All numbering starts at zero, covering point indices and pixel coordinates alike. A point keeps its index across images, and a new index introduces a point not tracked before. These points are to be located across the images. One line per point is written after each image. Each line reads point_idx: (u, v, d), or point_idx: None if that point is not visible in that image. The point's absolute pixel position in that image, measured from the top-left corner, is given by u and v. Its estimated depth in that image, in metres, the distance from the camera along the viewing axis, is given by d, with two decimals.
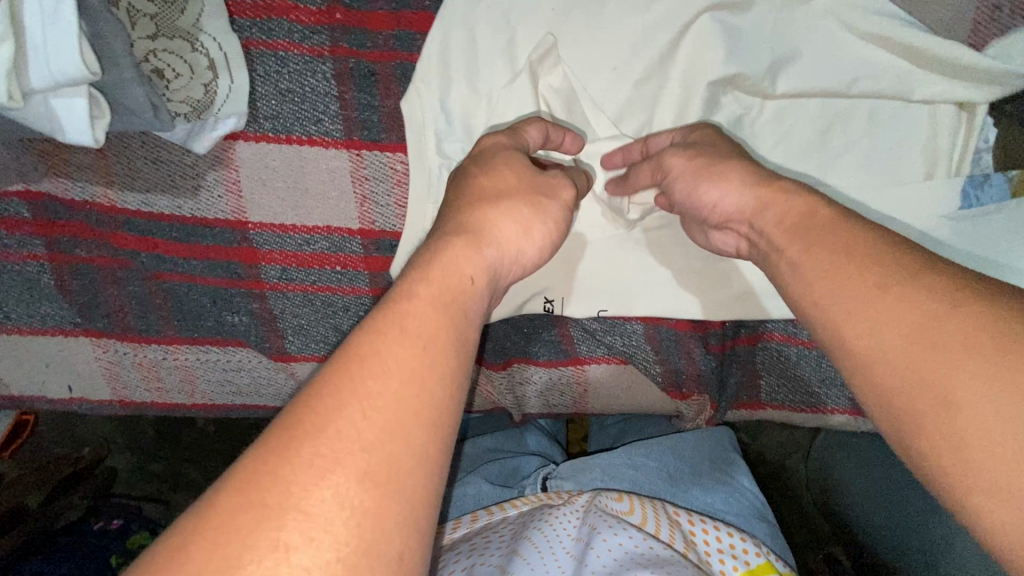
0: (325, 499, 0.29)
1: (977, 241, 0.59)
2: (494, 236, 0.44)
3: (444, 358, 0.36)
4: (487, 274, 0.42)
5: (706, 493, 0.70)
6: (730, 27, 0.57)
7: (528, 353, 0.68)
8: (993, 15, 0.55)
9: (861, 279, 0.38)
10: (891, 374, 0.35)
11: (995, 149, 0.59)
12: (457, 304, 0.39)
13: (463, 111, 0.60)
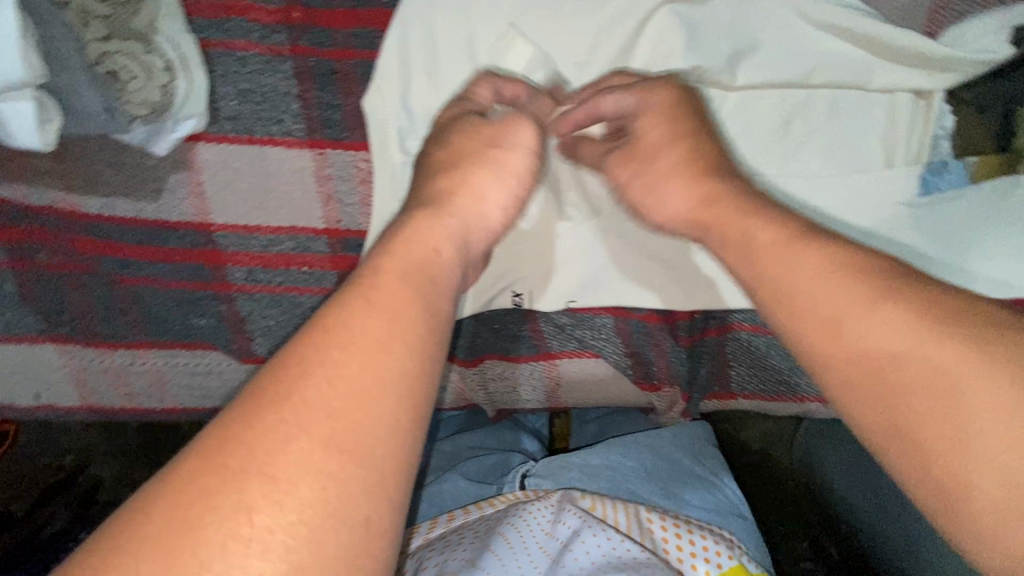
0: (291, 467, 0.29)
1: (927, 228, 0.62)
2: (460, 209, 0.45)
3: (413, 325, 0.35)
4: (456, 249, 0.42)
5: (684, 489, 0.71)
6: (689, 19, 0.58)
7: (500, 349, 0.68)
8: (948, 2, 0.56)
9: (813, 275, 0.37)
10: (870, 400, 0.33)
11: (953, 137, 0.60)
12: (426, 273, 0.38)
13: (425, 107, 0.60)
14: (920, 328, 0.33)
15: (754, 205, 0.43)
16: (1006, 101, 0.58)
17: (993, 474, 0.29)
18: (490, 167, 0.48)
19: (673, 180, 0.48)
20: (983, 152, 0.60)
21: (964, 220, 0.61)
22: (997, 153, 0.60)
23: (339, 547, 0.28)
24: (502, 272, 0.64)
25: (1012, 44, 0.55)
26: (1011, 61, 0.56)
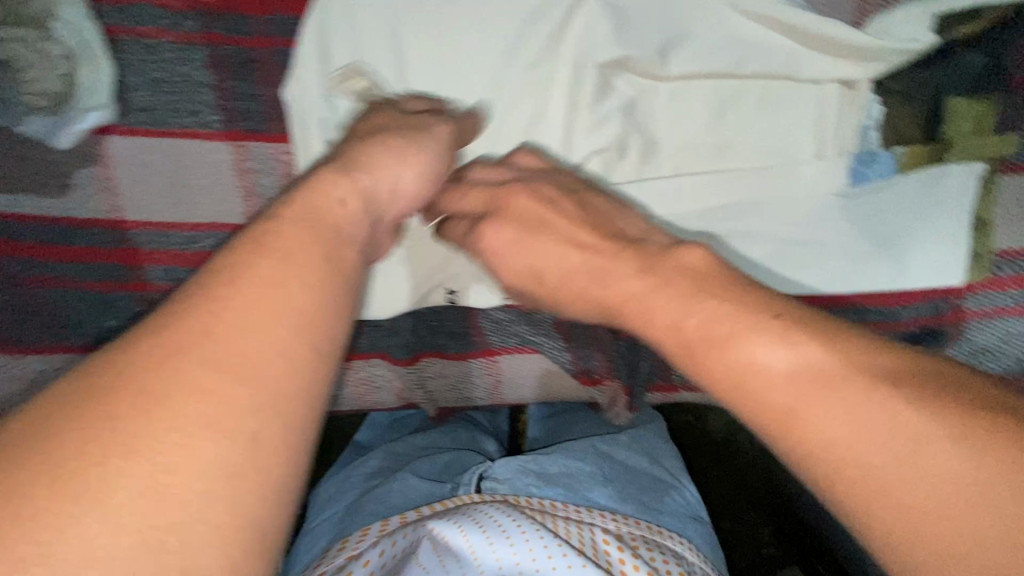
0: (194, 409, 0.29)
1: (863, 215, 0.63)
2: (374, 170, 0.45)
3: (317, 266, 0.35)
4: (363, 207, 0.42)
5: (641, 492, 0.70)
6: (617, 7, 0.56)
7: (436, 346, 0.67)
8: None
9: (796, 381, 0.35)
10: (773, 419, 0.35)
11: (880, 126, 0.61)
12: (332, 224, 0.38)
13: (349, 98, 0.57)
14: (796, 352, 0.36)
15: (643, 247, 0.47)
16: (931, 91, 0.59)
17: (875, 471, 0.32)
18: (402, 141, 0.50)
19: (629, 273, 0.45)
20: (909, 141, 0.61)
21: (898, 208, 0.62)
22: (924, 142, 0.61)
23: (233, 487, 0.28)
24: (434, 268, 0.62)
25: (938, 33, 0.56)
26: (934, 52, 0.58)
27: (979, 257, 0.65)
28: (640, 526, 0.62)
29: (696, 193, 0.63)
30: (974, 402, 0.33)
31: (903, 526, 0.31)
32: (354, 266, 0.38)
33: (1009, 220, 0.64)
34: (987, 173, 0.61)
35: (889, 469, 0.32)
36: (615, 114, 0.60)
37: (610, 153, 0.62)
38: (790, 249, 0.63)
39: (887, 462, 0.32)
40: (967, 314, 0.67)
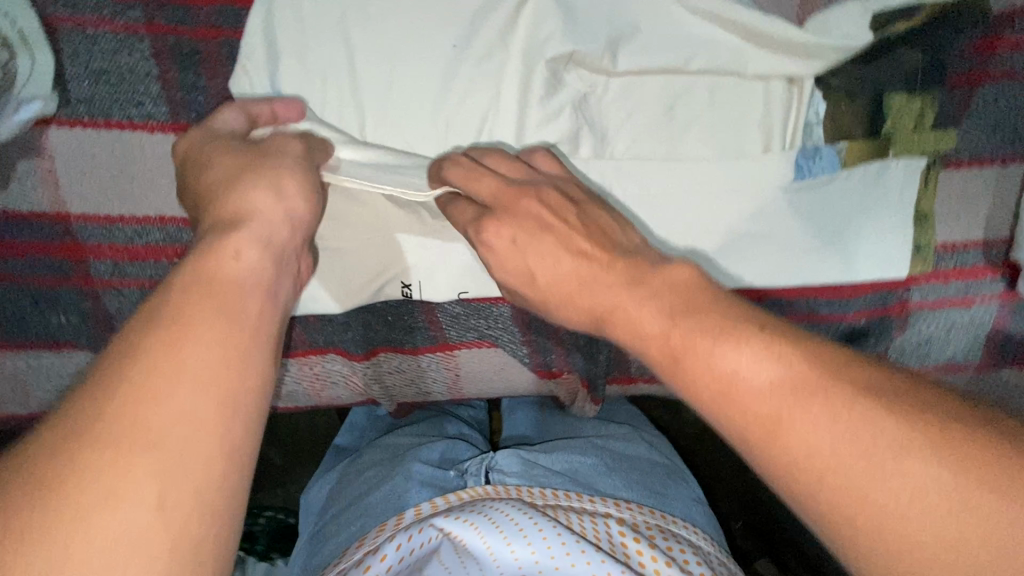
0: (115, 516, 0.27)
1: (811, 208, 0.64)
2: (253, 210, 0.43)
3: (213, 325, 0.34)
4: (257, 248, 0.40)
5: (644, 480, 0.69)
6: (564, 3, 0.57)
7: (393, 341, 0.66)
8: None
9: (774, 401, 0.35)
10: (750, 429, 0.36)
11: (825, 122, 0.62)
12: (217, 278, 0.36)
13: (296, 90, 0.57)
14: (772, 359, 0.36)
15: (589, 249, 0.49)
16: (871, 88, 0.61)
17: (862, 475, 0.32)
18: (254, 173, 0.46)
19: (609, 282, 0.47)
20: (852, 138, 0.63)
21: (842, 202, 0.64)
22: (867, 138, 0.63)
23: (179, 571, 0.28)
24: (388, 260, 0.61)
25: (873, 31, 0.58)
26: (870, 50, 0.59)
27: (921, 249, 0.66)
28: (653, 515, 0.61)
29: (647, 187, 0.63)
30: (942, 412, 0.34)
31: (910, 532, 0.31)
32: (250, 308, 0.36)
33: (947, 214, 0.66)
34: (927, 168, 0.64)
35: (871, 473, 0.32)
36: (566, 108, 0.61)
37: (562, 148, 0.62)
38: (737, 245, 0.65)
39: (864, 466, 0.33)
40: (911, 307, 0.70)
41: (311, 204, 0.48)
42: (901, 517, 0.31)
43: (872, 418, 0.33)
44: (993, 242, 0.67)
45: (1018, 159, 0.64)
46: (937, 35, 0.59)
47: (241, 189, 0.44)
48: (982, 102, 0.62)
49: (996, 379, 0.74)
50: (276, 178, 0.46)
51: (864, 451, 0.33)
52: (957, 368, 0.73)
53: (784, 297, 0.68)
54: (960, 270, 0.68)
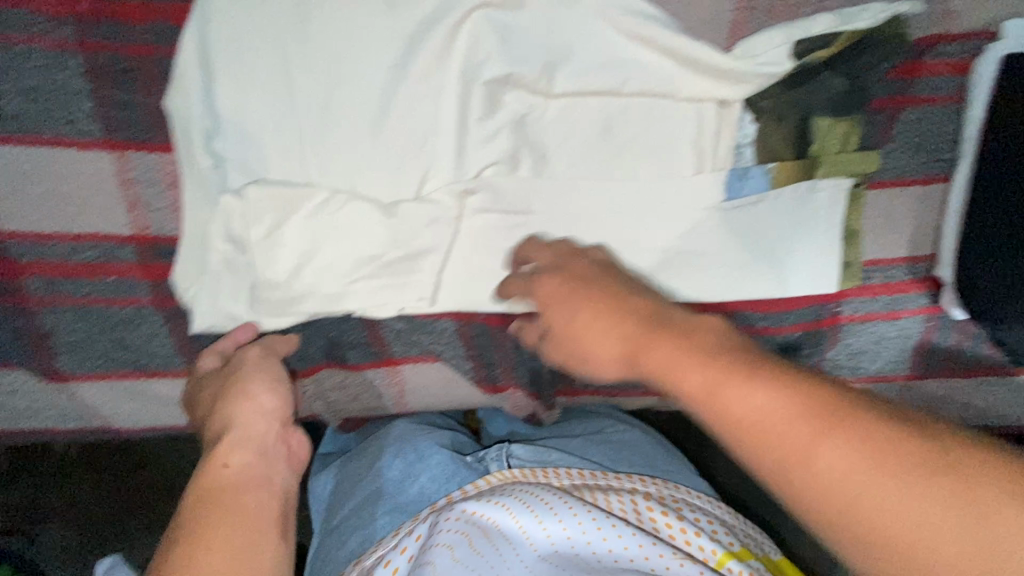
0: None
1: (742, 228, 0.67)
2: (238, 420, 0.50)
3: (231, 529, 0.41)
4: (247, 454, 0.47)
5: (655, 461, 0.68)
6: (501, 26, 0.59)
7: (336, 357, 0.68)
8: (748, 16, 0.61)
9: (790, 441, 0.33)
10: (765, 462, 0.33)
11: (755, 144, 0.65)
12: (220, 497, 0.43)
13: (233, 107, 0.57)
14: (781, 388, 0.34)
15: (593, 292, 0.49)
16: (798, 111, 0.64)
17: (888, 509, 0.30)
18: (229, 391, 0.53)
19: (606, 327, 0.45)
20: (780, 159, 0.65)
21: (772, 220, 0.67)
22: (796, 159, 0.65)
23: None
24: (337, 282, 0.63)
25: (793, 58, 0.61)
26: (796, 74, 0.62)
27: (850, 265, 0.69)
28: (677, 489, 0.62)
29: (586, 204, 0.66)
30: (960, 439, 0.32)
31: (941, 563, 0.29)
32: (253, 504, 0.43)
33: (873, 232, 0.69)
34: (854, 188, 0.66)
35: (899, 509, 0.30)
36: (504, 128, 0.62)
37: (502, 166, 0.64)
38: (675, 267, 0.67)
39: (891, 499, 0.30)
40: (843, 319, 0.73)
41: (282, 392, 0.54)
42: (928, 550, 0.29)
43: (896, 449, 0.31)
44: (917, 257, 0.70)
45: (939, 179, 0.68)
46: (858, 62, 0.62)
47: (228, 401, 0.52)
48: (905, 125, 0.65)
49: (925, 390, 0.77)
50: (248, 386, 0.53)
51: (892, 483, 0.30)
52: (886, 378, 0.76)
53: (722, 312, 0.72)
54: (886, 285, 0.71)
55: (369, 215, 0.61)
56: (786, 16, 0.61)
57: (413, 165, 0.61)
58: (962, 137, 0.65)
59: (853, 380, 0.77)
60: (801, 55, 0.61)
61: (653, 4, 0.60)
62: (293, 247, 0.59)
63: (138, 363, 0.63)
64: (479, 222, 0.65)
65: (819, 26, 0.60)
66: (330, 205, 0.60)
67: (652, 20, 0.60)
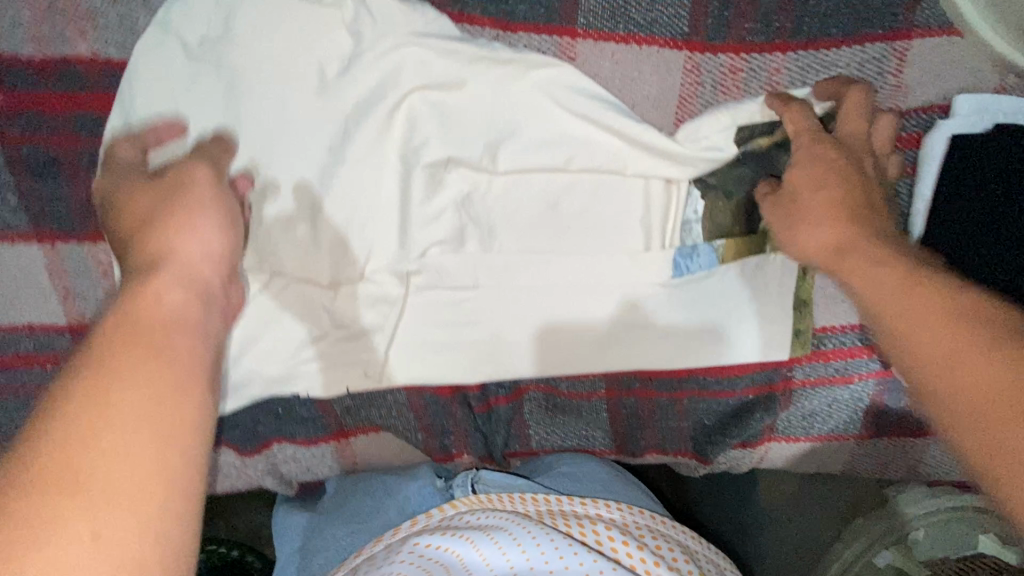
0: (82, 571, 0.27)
1: (692, 300, 0.66)
2: (176, 257, 0.39)
3: (174, 379, 0.33)
4: (184, 294, 0.38)
5: (622, 487, 0.72)
6: (440, 108, 0.57)
7: (285, 433, 0.68)
8: (696, 91, 0.61)
9: (928, 309, 0.40)
10: (911, 355, 0.40)
11: (703, 219, 0.65)
12: (146, 339, 0.34)
13: None
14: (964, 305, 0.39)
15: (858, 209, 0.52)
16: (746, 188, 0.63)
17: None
18: (169, 213, 0.42)
19: (816, 222, 0.53)
20: (729, 234, 0.65)
21: (721, 293, 0.66)
22: (744, 235, 0.65)
23: None
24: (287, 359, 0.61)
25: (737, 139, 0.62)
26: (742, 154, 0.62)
27: (800, 334, 0.69)
28: (644, 515, 0.65)
29: (536, 278, 0.65)
30: None
31: None
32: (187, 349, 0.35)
33: (824, 301, 0.69)
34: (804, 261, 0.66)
35: None
36: (448, 207, 0.61)
37: (448, 242, 0.63)
38: (626, 338, 0.67)
39: None
40: (795, 384, 0.73)
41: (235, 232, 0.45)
42: None
43: None
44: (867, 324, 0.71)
45: None
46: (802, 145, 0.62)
47: (156, 233, 0.41)
48: None
49: (874, 446, 0.78)
50: (199, 223, 0.42)
51: None
52: (839, 437, 0.77)
53: (673, 377, 0.74)
54: (838, 351, 0.72)
55: (314, 297, 0.60)
56: (736, 92, 0.61)
57: (355, 246, 0.60)
58: (912, 212, 0.63)
59: (805, 438, 0.78)
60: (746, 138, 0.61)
61: (598, 84, 0.60)
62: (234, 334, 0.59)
63: None
64: (424, 300, 0.64)
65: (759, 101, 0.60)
66: (269, 290, 0.59)
67: (597, 99, 0.59)
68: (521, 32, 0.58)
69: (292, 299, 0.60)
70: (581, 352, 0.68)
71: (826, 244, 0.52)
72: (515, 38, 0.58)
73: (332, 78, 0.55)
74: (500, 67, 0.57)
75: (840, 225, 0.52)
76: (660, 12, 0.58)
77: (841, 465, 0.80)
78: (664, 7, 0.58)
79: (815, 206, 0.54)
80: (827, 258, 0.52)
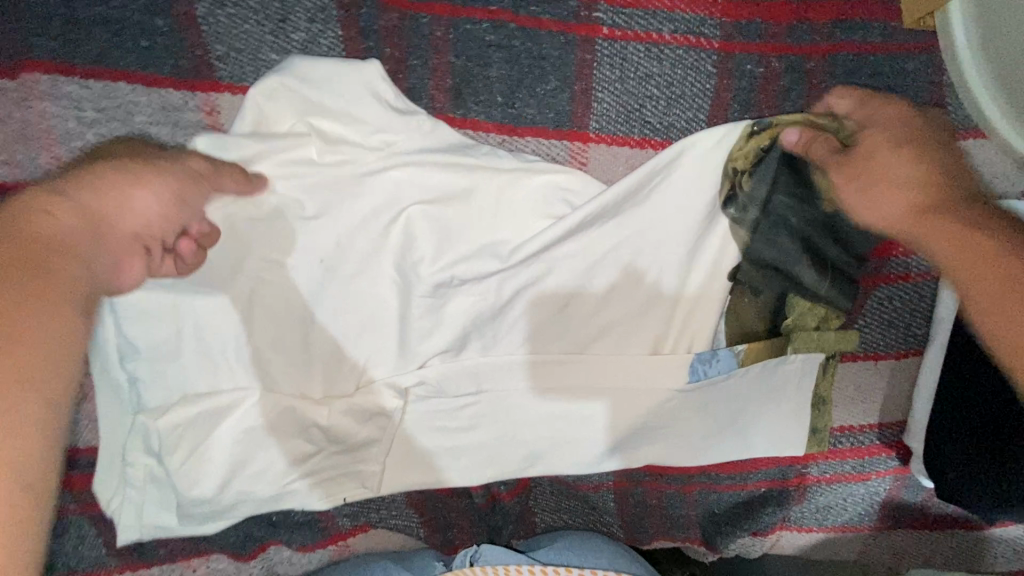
0: None
1: (711, 402, 0.62)
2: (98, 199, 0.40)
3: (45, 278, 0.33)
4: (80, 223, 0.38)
5: (628, 561, 0.70)
6: (441, 218, 0.54)
7: (280, 539, 0.65)
8: (726, 114, 0.55)
9: (977, 253, 0.42)
10: (972, 284, 0.42)
11: (727, 316, 0.61)
12: (32, 242, 0.34)
13: (151, 336, 0.52)
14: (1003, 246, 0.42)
15: (924, 149, 0.48)
16: (775, 288, 0.60)
17: None
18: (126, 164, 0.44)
19: (898, 185, 0.48)
20: (752, 335, 0.61)
21: (740, 395, 0.63)
22: (765, 336, 0.61)
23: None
24: (280, 473, 0.56)
25: (719, 198, 0.55)
26: (748, 239, 0.57)
27: (817, 431, 0.66)
28: None
29: (545, 381, 0.61)
30: None
31: None
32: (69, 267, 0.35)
33: (843, 401, 0.66)
34: (825, 360, 0.63)
35: None
36: (454, 315, 0.57)
37: (450, 350, 0.58)
38: (638, 437, 0.64)
39: None
40: (810, 479, 0.71)
41: (162, 207, 0.45)
42: None
43: None
44: (887, 423, 0.68)
45: (912, 352, 0.65)
46: (791, 200, 0.56)
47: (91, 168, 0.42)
48: (878, 303, 0.62)
49: (890, 537, 0.75)
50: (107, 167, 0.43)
51: None
52: (852, 529, 0.75)
53: (683, 473, 0.71)
54: (856, 450, 0.69)
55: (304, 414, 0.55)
56: (770, 109, 0.55)
57: (351, 358, 0.56)
58: (935, 316, 0.62)
59: (819, 528, 0.75)
60: (730, 202, 0.56)
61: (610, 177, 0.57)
62: (218, 461, 0.54)
63: (65, 567, 0.58)
64: (426, 408, 0.59)
65: (733, 144, 0.53)
66: (254, 408, 0.54)
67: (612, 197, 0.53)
68: (528, 136, 0.55)
69: (285, 416, 0.55)
70: (592, 454, 0.64)
71: (904, 207, 0.48)
72: (520, 143, 0.55)
73: (319, 188, 0.52)
74: (506, 171, 0.53)
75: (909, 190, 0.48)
76: (677, 116, 0.55)
77: (854, 555, 0.78)
78: (680, 111, 0.54)
79: (889, 168, 0.48)
80: (901, 221, 0.48)
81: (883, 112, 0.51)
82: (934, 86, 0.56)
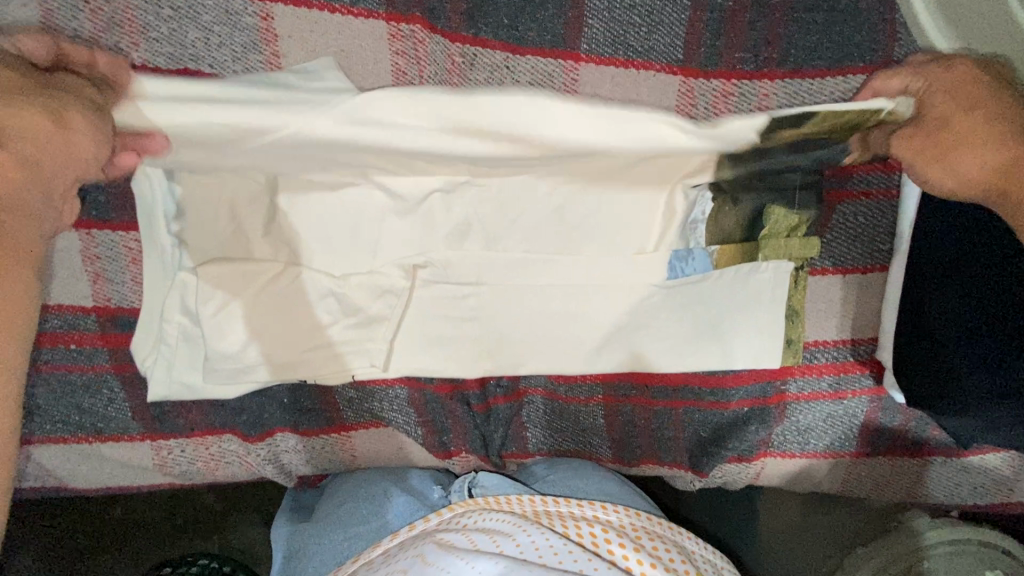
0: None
1: (687, 303, 0.69)
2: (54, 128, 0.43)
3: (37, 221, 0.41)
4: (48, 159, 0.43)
5: (616, 485, 0.73)
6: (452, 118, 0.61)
7: (289, 423, 0.70)
8: (703, 26, 0.64)
9: None
10: None
11: (709, 220, 0.66)
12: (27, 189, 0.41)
13: (195, 205, 0.59)
14: None
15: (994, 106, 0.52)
16: (754, 202, 0.64)
17: None
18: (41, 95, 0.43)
19: (977, 145, 0.52)
20: (729, 240, 0.67)
21: (717, 298, 0.68)
22: (742, 242, 0.67)
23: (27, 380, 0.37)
24: (304, 334, 0.64)
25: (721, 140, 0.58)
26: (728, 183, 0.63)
27: (792, 343, 0.71)
28: (642, 517, 0.65)
29: (538, 276, 0.68)
30: None
31: None
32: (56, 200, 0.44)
33: (814, 313, 0.72)
34: (796, 270, 0.68)
35: None
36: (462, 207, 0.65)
37: (452, 240, 0.66)
38: (623, 337, 0.70)
39: None
40: (789, 397, 0.75)
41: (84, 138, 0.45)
42: None
43: None
44: (859, 340, 0.73)
45: (877, 269, 0.71)
46: (789, 156, 0.58)
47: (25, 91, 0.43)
48: (841, 219, 0.69)
49: (870, 465, 0.78)
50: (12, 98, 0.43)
51: None
52: (834, 454, 0.78)
53: (668, 385, 0.75)
54: (830, 366, 0.73)
55: (331, 282, 0.64)
56: (740, 29, 0.64)
57: (369, 240, 0.64)
58: (895, 231, 0.68)
59: (801, 454, 0.78)
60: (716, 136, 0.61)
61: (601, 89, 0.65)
62: (246, 320, 0.62)
63: (94, 427, 0.64)
64: (430, 294, 0.67)
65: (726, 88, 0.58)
66: (281, 278, 0.62)
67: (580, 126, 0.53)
68: (530, 55, 0.64)
69: (311, 284, 0.63)
70: (579, 353, 0.70)
71: (984, 163, 0.52)
72: (522, 61, 0.64)
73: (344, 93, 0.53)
74: None
75: (991, 145, 0.52)
76: (656, 41, 0.64)
77: (838, 484, 0.80)
78: (660, 37, 0.64)
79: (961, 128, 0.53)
80: (996, 180, 0.52)
81: (945, 76, 0.54)
82: (885, 25, 0.63)
